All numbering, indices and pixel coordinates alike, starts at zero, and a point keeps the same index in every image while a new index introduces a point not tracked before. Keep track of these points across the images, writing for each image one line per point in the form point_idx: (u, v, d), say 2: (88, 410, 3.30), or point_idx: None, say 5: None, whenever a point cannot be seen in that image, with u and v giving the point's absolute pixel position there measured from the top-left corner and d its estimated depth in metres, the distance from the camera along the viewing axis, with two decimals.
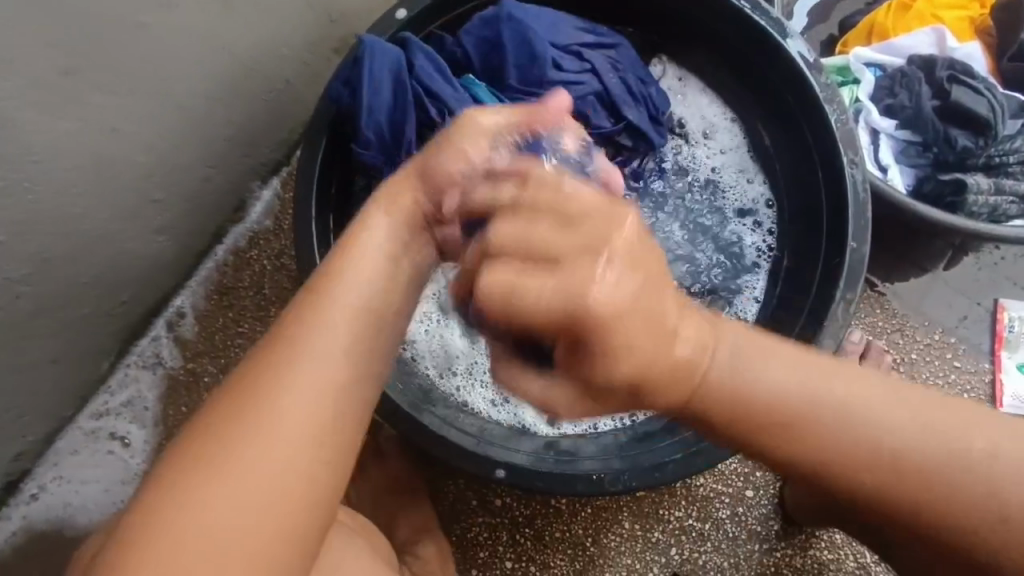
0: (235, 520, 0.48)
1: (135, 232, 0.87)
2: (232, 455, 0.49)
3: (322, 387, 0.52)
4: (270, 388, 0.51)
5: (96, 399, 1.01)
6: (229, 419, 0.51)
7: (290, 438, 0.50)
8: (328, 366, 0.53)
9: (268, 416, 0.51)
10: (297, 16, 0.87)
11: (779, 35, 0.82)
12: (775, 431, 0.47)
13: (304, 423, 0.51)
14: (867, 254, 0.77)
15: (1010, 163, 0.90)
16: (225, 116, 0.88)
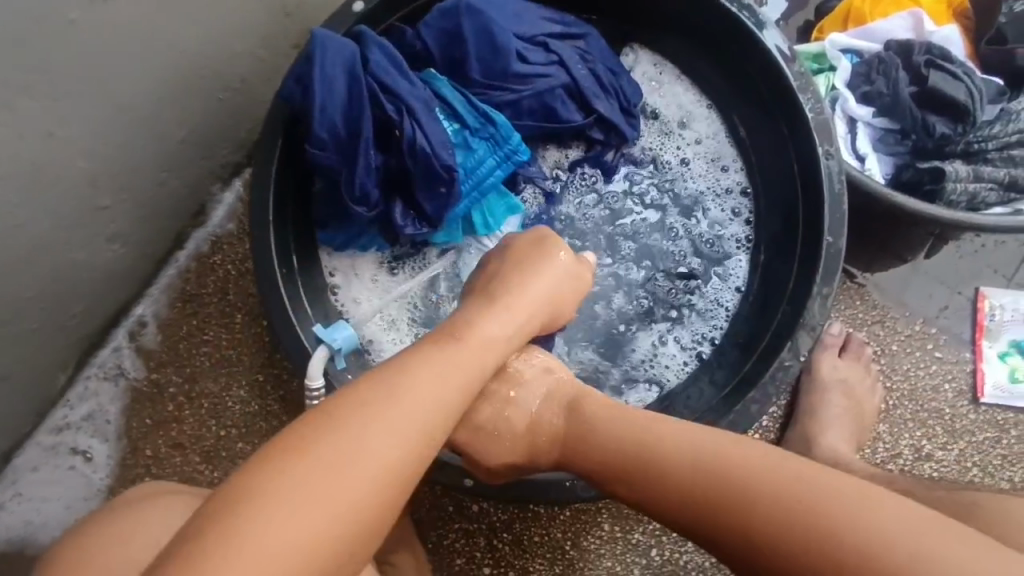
0: (306, 534, 0.43)
1: (83, 241, 0.83)
2: (319, 462, 0.46)
3: (425, 418, 0.51)
4: (370, 412, 0.49)
5: (55, 413, 0.97)
6: (331, 426, 0.48)
7: (374, 466, 0.47)
8: (430, 417, 0.51)
9: (365, 434, 0.48)
10: (249, 10, 0.82)
11: (756, 29, 0.79)
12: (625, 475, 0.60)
13: (399, 451, 0.49)
14: (844, 247, 0.75)
15: (989, 150, 0.87)
16: (177, 118, 0.84)
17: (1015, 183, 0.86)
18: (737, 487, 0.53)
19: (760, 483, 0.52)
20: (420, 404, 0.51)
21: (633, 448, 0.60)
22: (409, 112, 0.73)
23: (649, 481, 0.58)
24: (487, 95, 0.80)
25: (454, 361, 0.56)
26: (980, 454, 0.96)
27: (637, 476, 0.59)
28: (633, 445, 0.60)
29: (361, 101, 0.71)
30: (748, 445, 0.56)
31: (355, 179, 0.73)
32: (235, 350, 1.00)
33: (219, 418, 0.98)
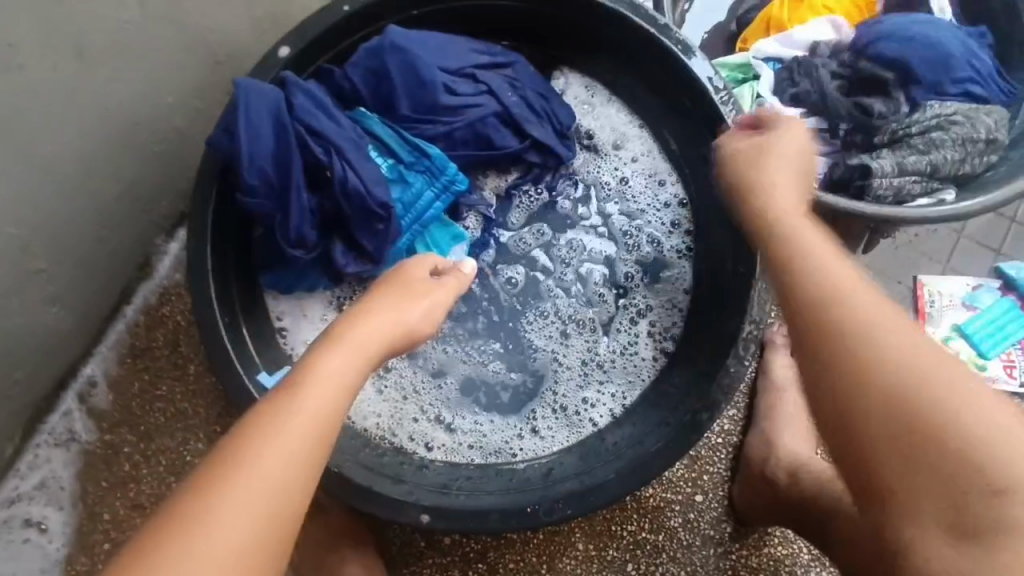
0: None
1: (20, 306, 0.81)
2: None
3: (288, 458, 0.48)
4: (200, 510, 0.45)
5: (5, 484, 0.94)
6: (193, 500, 0.46)
7: (215, 560, 0.44)
8: (268, 491, 0.46)
9: (196, 539, 0.44)
10: (177, 63, 0.83)
11: (683, 55, 0.81)
12: (844, 394, 0.50)
13: (266, 502, 0.46)
14: None
15: (912, 135, 0.90)
16: (110, 174, 0.84)
17: (935, 170, 0.89)
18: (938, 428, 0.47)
19: (914, 387, 0.48)
20: (257, 488, 0.46)
21: (848, 297, 0.52)
22: (340, 154, 0.74)
23: (856, 345, 0.50)
24: (418, 128, 0.82)
25: (296, 421, 0.50)
26: None
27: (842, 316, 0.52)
28: (846, 300, 0.52)
29: (289, 147, 0.72)
30: (917, 352, 0.50)
31: (291, 224, 0.73)
32: (191, 402, 0.98)
33: (178, 474, 0.96)
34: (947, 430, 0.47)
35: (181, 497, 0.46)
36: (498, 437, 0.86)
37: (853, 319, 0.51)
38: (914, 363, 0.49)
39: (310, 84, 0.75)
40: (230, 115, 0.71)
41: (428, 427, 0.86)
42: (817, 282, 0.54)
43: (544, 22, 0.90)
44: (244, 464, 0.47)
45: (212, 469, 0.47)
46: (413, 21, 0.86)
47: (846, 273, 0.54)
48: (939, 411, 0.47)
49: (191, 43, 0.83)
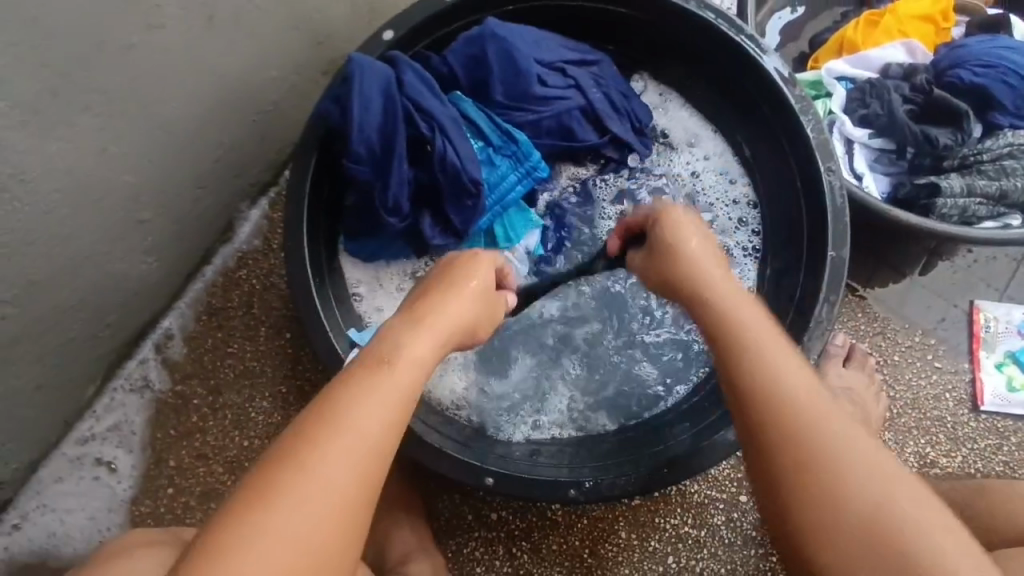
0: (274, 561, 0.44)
1: (122, 253, 0.86)
2: (261, 512, 0.46)
3: (373, 426, 0.50)
4: (302, 453, 0.48)
5: (82, 423, 0.99)
6: (283, 462, 0.48)
7: (315, 501, 0.47)
8: (362, 439, 0.49)
9: (297, 481, 0.47)
10: (285, 38, 0.88)
11: (758, 53, 0.85)
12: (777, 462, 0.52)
13: (353, 467, 0.48)
14: (847, 259, 0.80)
15: (984, 161, 0.92)
16: (215, 137, 0.89)
17: (1004, 196, 0.91)
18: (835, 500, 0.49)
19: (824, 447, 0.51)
20: (349, 439, 0.49)
21: (736, 319, 0.59)
22: (439, 131, 0.79)
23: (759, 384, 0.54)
24: (508, 114, 0.86)
25: (385, 380, 0.53)
26: (983, 461, 0.99)
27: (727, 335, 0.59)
28: (752, 334, 0.58)
29: (394, 120, 0.77)
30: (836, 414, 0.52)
31: (389, 193, 0.78)
32: (259, 362, 1.02)
33: (242, 429, 1.00)
34: (829, 483, 0.50)
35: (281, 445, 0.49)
36: (560, 412, 0.89)
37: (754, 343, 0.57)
38: (770, 389, 0.54)
39: (415, 64, 0.79)
40: (342, 87, 0.76)
41: (493, 406, 0.89)
42: (727, 321, 0.59)
43: (630, 26, 0.94)
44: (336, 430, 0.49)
45: (307, 421, 0.50)
46: (509, 15, 0.91)
47: (738, 300, 0.62)
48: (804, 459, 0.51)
49: (300, 21, 0.89)
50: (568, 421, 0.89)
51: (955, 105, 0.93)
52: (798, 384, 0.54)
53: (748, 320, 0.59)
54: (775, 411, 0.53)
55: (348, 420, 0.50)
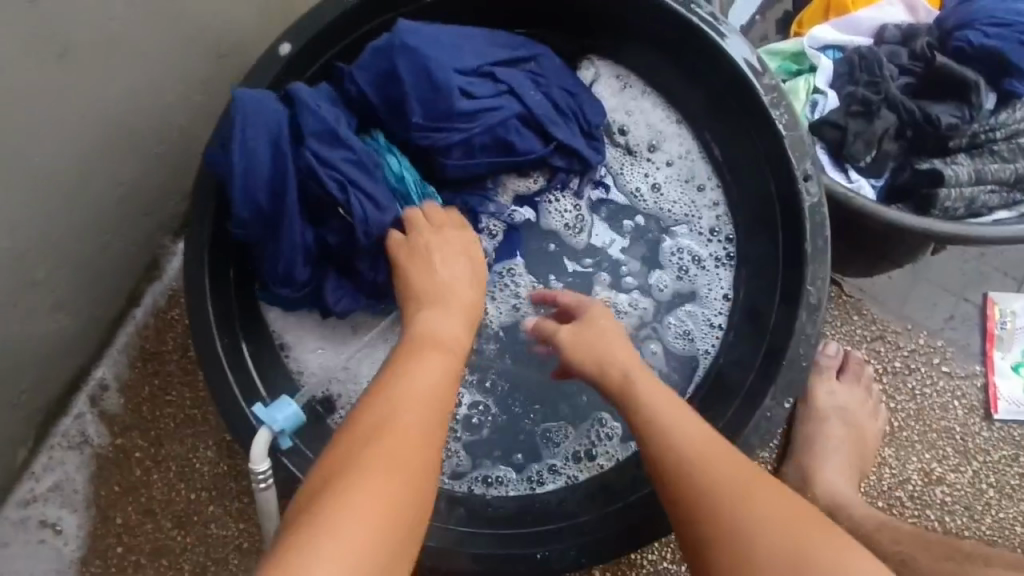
0: None
1: (23, 316, 0.78)
2: (330, 518, 0.42)
3: (413, 419, 0.49)
4: (356, 459, 0.46)
5: (21, 485, 0.94)
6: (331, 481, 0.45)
7: (377, 512, 0.43)
8: (411, 435, 0.48)
9: (362, 484, 0.44)
10: (173, 58, 0.77)
11: (718, 35, 0.72)
12: (690, 505, 0.54)
13: (410, 455, 0.47)
14: (826, 294, 0.69)
15: (995, 140, 0.79)
16: (110, 179, 0.80)
17: (1020, 180, 0.78)
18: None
19: (718, 512, 0.53)
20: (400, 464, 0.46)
21: (625, 382, 0.63)
22: (359, 189, 0.69)
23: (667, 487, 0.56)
24: (430, 137, 0.74)
25: (425, 375, 0.52)
26: (997, 475, 0.89)
27: (667, 456, 0.57)
28: (685, 461, 0.56)
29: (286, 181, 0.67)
30: (752, 486, 0.53)
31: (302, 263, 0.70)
32: (201, 409, 0.96)
33: (188, 481, 0.95)
34: (727, 562, 0.51)
35: (320, 474, 0.46)
36: (513, 462, 0.82)
37: (690, 474, 0.55)
38: (664, 436, 0.58)
39: (321, 109, 0.69)
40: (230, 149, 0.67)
41: (441, 456, 0.82)
42: (636, 411, 0.61)
43: (570, 11, 0.82)
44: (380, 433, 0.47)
45: (348, 436, 0.48)
46: (429, 11, 0.79)
47: (667, 398, 0.61)
48: (724, 541, 0.52)
49: (187, 37, 0.77)
50: (524, 469, 0.81)
51: (963, 74, 0.78)
52: (730, 497, 0.53)
53: (664, 482, 0.57)
54: (703, 518, 0.53)
55: (394, 422, 0.48)
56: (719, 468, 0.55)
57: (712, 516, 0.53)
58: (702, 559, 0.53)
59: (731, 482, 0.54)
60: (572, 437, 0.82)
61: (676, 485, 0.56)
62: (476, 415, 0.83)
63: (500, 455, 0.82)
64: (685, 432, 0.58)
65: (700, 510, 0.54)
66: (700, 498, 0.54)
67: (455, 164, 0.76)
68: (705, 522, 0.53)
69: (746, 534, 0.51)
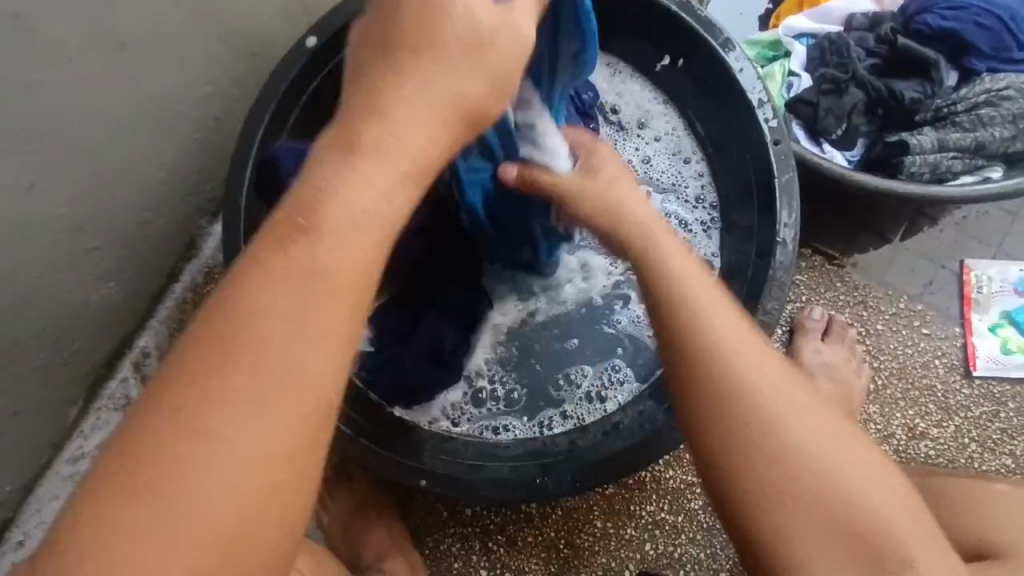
0: (218, 508, 0.37)
1: (79, 280, 0.88)
2: (191, 456, 0.37)
3: (286, 316, 0.39)
4: (206, 374, 0.38)
5: (70, 444, 1.02)
6: (177, 403, 0.38)
7: (249, 439, 0.37)
8: (279, 344, 0.39)
9: (220, 412, 0.37)
10: (214, 52, 0.88)
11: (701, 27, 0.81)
12: (752, 433, 0.51)
13: (281, 375, 0.38)
14: (795, 251, 0.76)
15: (957, 112, 0.85)
16: (157, 158, 0.90)
17: (981, 147, 0.84)
18: (778, 503, 0.51)
19: (768, 445, 0.51)
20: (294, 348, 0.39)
21: (684, 293, 0.56)
22: None
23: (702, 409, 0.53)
24: None
25: (304, 259, 0.40)
26: (978, 429, 0.94)
27: (707, 368, 0.53)
28: (732, 381, 0.52)
29: None
30: (797, 411, 0.52)
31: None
32: None
33: None
34: (779, 498, 0.50)
35: (167, 389, 0.38)
36: (530, 410, 0.89)
37: (740, 396, 0.52)
38: (714, 338, 0.54)
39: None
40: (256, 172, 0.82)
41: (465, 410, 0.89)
42: (656, 281, 0.58)
43: None
44: (239, 344, 0.38)
45: (196, 344, 0.39)
46: None
47: (710, 294, 0.57)
48: (770, 469, 0.51)
49: (227, 34, 0.88)
50: (543, 415, 0.89)
51: (921, 53, 0.87)
52: (788, 421, 0.52)
53: (704, 405, 0.53)
54: (748, 455, 0.51)
55: (260, 324, 0.39)
56: (775, 396, 0.52)
57: (765, 440, 0.51)
58: (748, 494, 0.51)
59: (786, 404, 0.52)
60: (583, 384, 0.90)
61: (716, 411, 0.52)
62: (496, 372, 0.91)
63: (518, 405, 0.90)
64: (743, 345, 0.54)
65: (746, 442, 0.51)
66: (757, 422, 0.52)
67: None
68: (759, 460, 0.51)
69: (796, 461, 0.51)
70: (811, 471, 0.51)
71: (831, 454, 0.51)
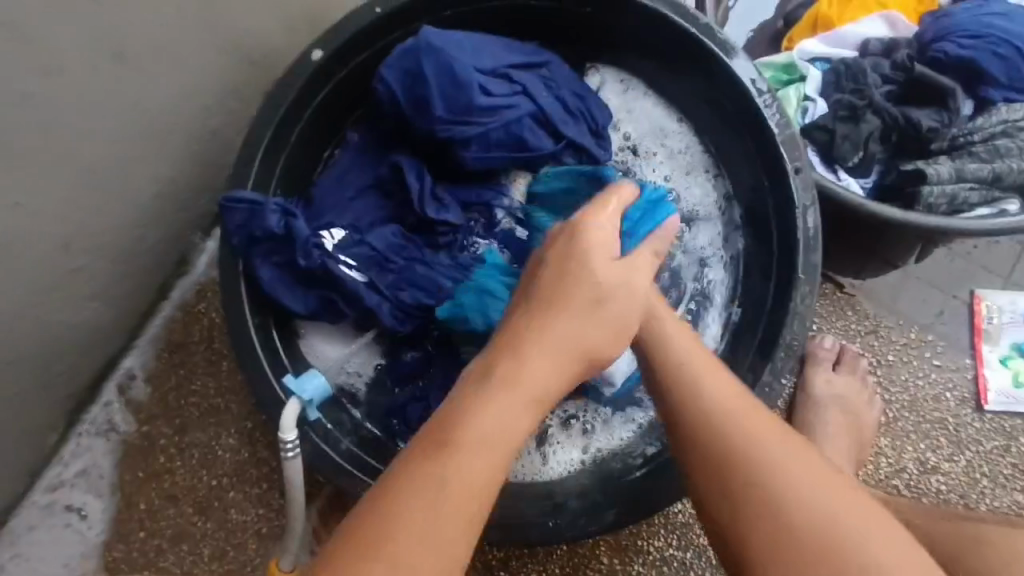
0: (417, 561, 0.43)
1: (62, 301, 0.83)
2: (412, 506, 0.45)
3: (490, 418, 0.49)
4: (446, 450, 0.47)
5: (50, 470, 0.97)
6: (417, 467, 0.47)
7: (447, 508, 0.45)
8: (487, 440, 0.48)
9: (429, 476, 0.46)
10: (212, 64, 0.84)
11: (726, 57, 0.78)
12: (740, 459, 0.52)
13: (478, 458, 0.47)
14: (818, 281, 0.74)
15: (974, 142, 0.86)
16: (149, 174, 0.86)
17: (998, 178, 0.84)
18: (764, 548, 0.49)
19: (762, 475, 0.51)
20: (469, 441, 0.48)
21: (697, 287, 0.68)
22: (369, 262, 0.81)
23: (707, 434, 0.54)
24: (453, 130, 0.80)
25: (532, 374, 0.52)
26: (989, 464, 0.93)
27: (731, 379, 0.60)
28: (731, 424, 0.54)
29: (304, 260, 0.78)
30: (790, 455, 0.52)
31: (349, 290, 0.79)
32: (224, 399, 1.00)
33: (210, 468, 0.98)
34: (769, 530, 0.50)
35: (405, 458, 0.48)
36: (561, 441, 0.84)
37: (727, 437, 0.53)
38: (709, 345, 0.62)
39: (337, 164, 0.87)
40: (250, 212, 0.77)
41: None
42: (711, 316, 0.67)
43: (574, 21, 0.89)
44: (461, 432, 0.48)
45: (431, 431, 0.49)
46: (447, 22, 0.86)
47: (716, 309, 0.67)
48: (753, 505, 0.51)
49: (226, 45, 0.85)
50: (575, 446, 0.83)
51: (941, 82, 0.85)
52: (772, 458, 0.52)
53: (711, 439, 0.54)
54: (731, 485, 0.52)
55: (471, 420, 0.49)
56: (758, 435, 0.53)
57: (748, 470, 0.52)
58: (735, 527, 0.51)
59: (772, 445, 0.53)
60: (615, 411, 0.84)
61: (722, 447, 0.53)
62: None
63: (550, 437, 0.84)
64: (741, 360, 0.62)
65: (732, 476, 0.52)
66: (733, 458, 0.53)
67: (475, 156, 0.82)
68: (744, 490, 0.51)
69: (776, 492, 0.50)
70: (789, 511, 0.49)
71: (838, 517, 0.49)
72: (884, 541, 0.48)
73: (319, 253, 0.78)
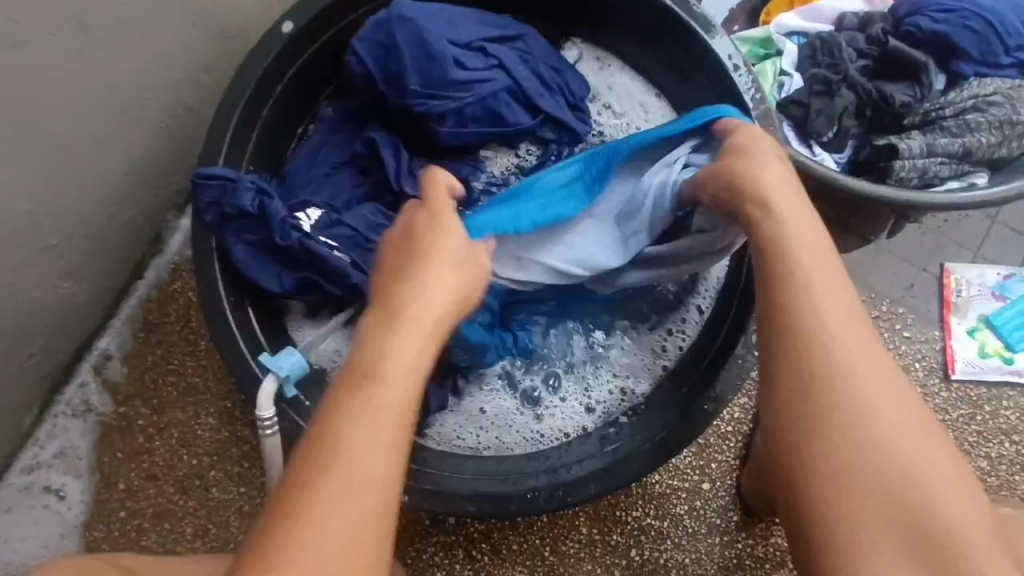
0: (346, 525, 0.46)
1: (34, 280, 0.82)
2: (321, 486, 0.47)
3: (380, 405, 0.51)
4: (332, 439, 0.49)
5: (26, 452, 0.96)
6: (308, 452, 0.49)
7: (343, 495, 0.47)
8: (371, 435, 0.50)
9: (337, 459, 0.48)
10: (182, 37, 0.83)
11: (702, 30, 0.79)
12: (829, 417, 0.54)
13: (377, 448, 0.49)
14: None
15: (945, 117, 0.86)
16: (120, 151, 0.84)
17: (968, 153, 0.85)
18: (821, 490, 0.53)
19: (861, 443, 0.53)
20: (397, 372, 0.54)
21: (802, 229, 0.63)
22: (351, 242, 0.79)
23: (805, 383, 0.56)
24: (428, 103, 0.79)
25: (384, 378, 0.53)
26: (956, 432, 0.95)
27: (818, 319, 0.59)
28: (850, 388, 0.55)
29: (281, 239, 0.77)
30: (906, 429, 0.53)
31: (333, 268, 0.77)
32: (203, 378, 0.99)
33: (190, 447, 0.98)
34: (861, 483, 0.52)
35: (326, 431, 0.50)
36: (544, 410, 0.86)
37: (842, 393, 0.55)
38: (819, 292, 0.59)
39: (311, 141, 0.87)
40: (222, 189, 0.76)
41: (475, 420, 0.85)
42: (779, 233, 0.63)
43: None
44: (349, 426, 0.50)
45: (327, 422, 0.50)
46: None
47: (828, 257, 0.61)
48: (832, 460, 0.53)
49: (196, 17, 0.83)
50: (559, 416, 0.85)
51: (911, 56, 0.86)
52: (877, 421, 0.53)
53: (803, 398, 0.56)
54: (857, 436, 0.53)
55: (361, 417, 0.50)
56: (879, 397, 0.54)
57: (842, 428, 0.54)
58: (805, 472, 0.54)
59: (888, 413, 0.54)
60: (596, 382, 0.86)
61: (815, 405, 0.55)
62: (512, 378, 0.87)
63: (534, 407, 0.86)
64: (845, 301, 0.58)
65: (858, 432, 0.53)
66: (840, 415, 0.54)
67: (451, 132, 0.81)
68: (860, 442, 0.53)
69: (894, 456, 0.52)
70: (905, 474, 0.51)
71: (912, 474, 0.51)
72: (968, 516, 0.50)
73: (295, 232, 0.77)
